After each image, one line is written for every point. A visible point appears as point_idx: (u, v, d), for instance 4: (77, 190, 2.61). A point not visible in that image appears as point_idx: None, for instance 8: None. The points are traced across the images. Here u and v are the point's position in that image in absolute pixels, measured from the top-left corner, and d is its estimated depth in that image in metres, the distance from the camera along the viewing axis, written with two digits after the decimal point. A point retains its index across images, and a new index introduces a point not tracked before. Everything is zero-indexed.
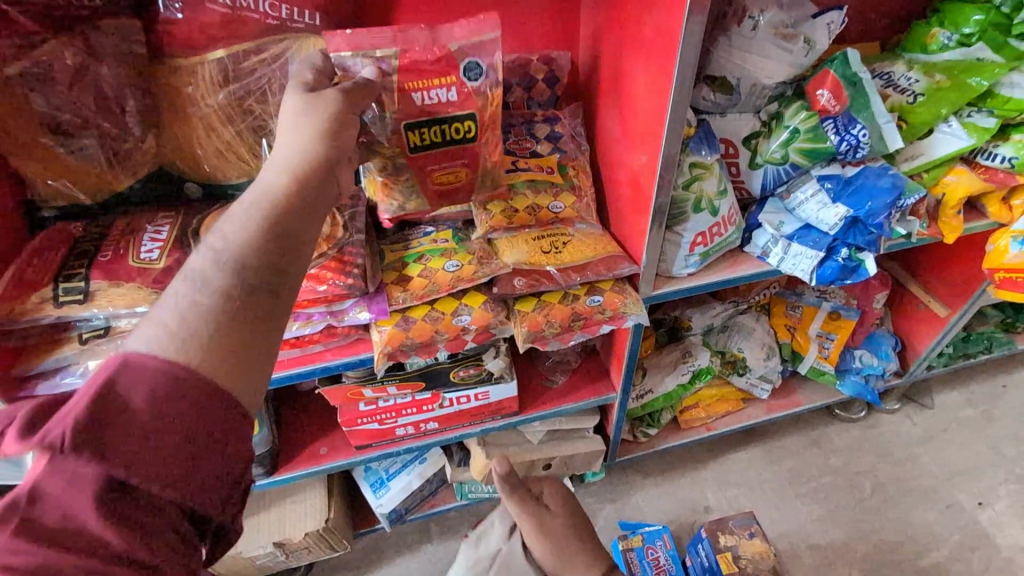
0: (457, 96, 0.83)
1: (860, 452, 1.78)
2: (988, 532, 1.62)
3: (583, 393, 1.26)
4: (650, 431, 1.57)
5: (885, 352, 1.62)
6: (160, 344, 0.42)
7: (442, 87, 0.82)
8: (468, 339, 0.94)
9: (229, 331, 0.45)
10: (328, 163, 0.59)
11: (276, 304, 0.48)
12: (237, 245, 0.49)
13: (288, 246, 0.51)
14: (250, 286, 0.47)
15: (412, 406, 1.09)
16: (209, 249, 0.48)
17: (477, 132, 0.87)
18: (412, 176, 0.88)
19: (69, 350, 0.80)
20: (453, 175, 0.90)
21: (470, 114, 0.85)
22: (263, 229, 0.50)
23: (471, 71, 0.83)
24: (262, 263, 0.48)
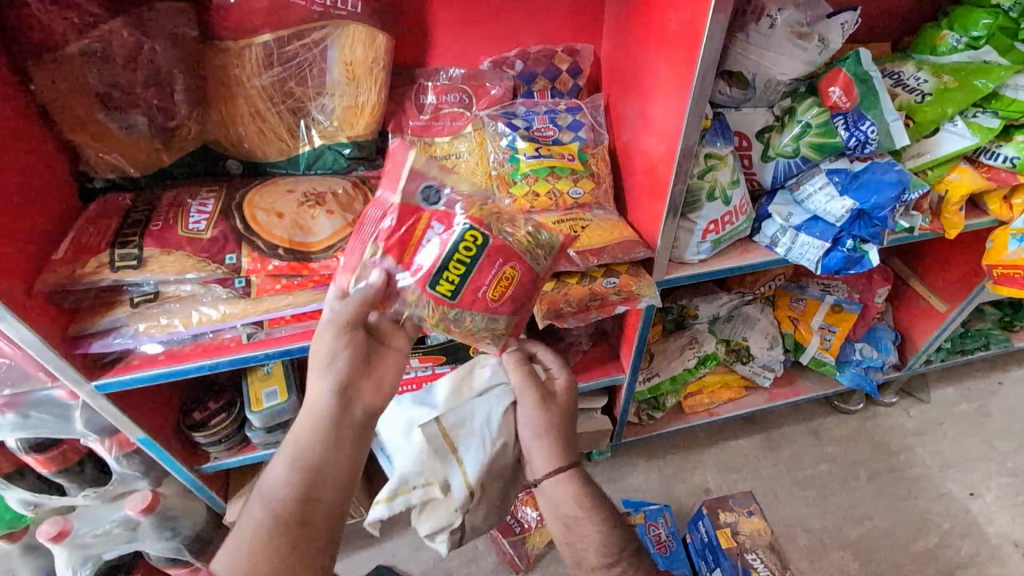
0: (441, 224, 0.80)
1: (857, 442, 1.84)
2: (977, 521, 1.68)
3: (594, 373, 1.32)
4: (655, 414, 1.63)
5: (884, 346, 1.67)
6: (234, 560, 0.69)
7: (424, 231, 0.81)
8: None
9: (270, 558, 0.70)
10: (345, 400, 0.78)
11: (305, 537, 0.72)
12: (281, 491, 0.73)
13: (312, 485, 0.74)
14: (291, 525, 0.72)
15: (431, 379, 1.16)
16: (265, 500, 0.73)
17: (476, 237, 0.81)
18: (475, 312, 0.82)
19: (121, 312, 0.85)
20: (504, 280, 0.82)
21: (465, 226, 0.80)
22: (294, 471, 0.74)
23: (429, 197, 0.82)
24: (299, 493, 0.73)
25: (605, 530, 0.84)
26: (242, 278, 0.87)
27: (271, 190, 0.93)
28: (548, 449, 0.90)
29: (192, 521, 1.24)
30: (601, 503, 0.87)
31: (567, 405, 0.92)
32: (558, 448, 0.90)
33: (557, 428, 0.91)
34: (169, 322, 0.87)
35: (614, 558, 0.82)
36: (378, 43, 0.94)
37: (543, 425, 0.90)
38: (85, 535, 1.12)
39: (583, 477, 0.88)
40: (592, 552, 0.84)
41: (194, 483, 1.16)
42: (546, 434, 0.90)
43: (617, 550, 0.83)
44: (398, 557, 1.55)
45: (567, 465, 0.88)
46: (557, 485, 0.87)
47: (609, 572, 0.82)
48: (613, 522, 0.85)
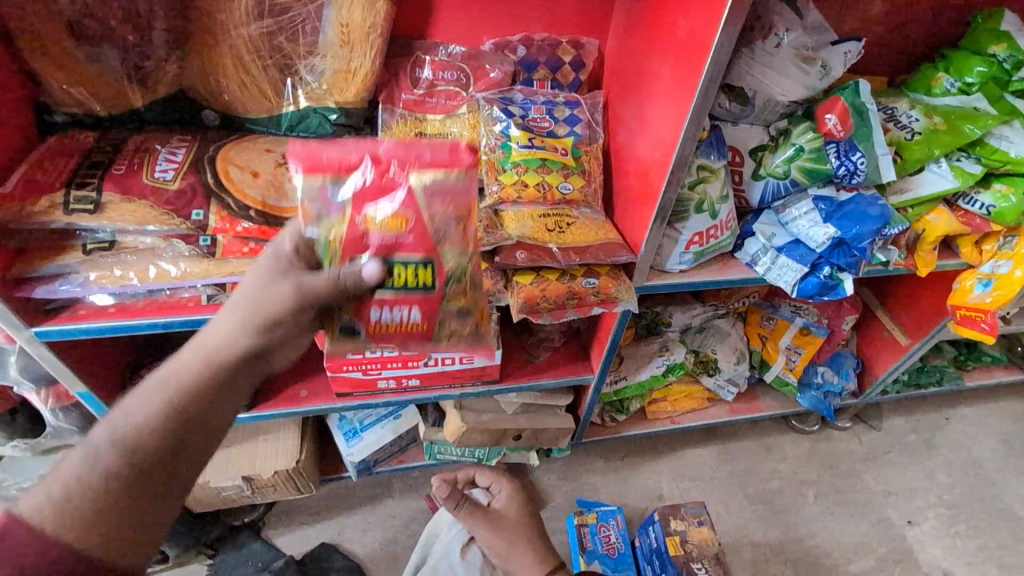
0: (418, 312, 0.75)
1: (808, 461, 1.90)
2: (912, 548, 1.75)
3: (562, 371, 1.32)
4: (618, 417, 1.64)
5: (845, 372, 1.71)
6: (51, 497, 0.50)
7: (403, 307, 0.73)
8: None
9: (106, 500, 0.52)
10: (261, 353, 0.63)
11: (163, 483, 0.55)
12: (138, 433, 0.55)
13: (180, 436, 0.56)
14: (109, 491, 0.52)
15: (398, 360, 1.15)
16: (100, 433, 0.54)
17: (434, 280, 0.73)
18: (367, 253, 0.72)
19: (72, 259, 0.80)
20: (399, 218, 0.71)
21: (428, 261, 0.73)
22: (165, 416, 0.56)
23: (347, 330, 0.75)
24: (157, 441, 0.55)
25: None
26: (207, 236, 0.83)
27: (249, 147, 0.88)
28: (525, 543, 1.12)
29: None
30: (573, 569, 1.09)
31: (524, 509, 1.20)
32: (526, 551, 1.11)
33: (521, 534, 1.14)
34: (124, 274, 0.82)
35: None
36: (378, 9, 0.89)
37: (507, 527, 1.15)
38: (10, 485, 1.10)
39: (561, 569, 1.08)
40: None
41: None
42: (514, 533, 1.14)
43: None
44: (345, 536, 1.56)
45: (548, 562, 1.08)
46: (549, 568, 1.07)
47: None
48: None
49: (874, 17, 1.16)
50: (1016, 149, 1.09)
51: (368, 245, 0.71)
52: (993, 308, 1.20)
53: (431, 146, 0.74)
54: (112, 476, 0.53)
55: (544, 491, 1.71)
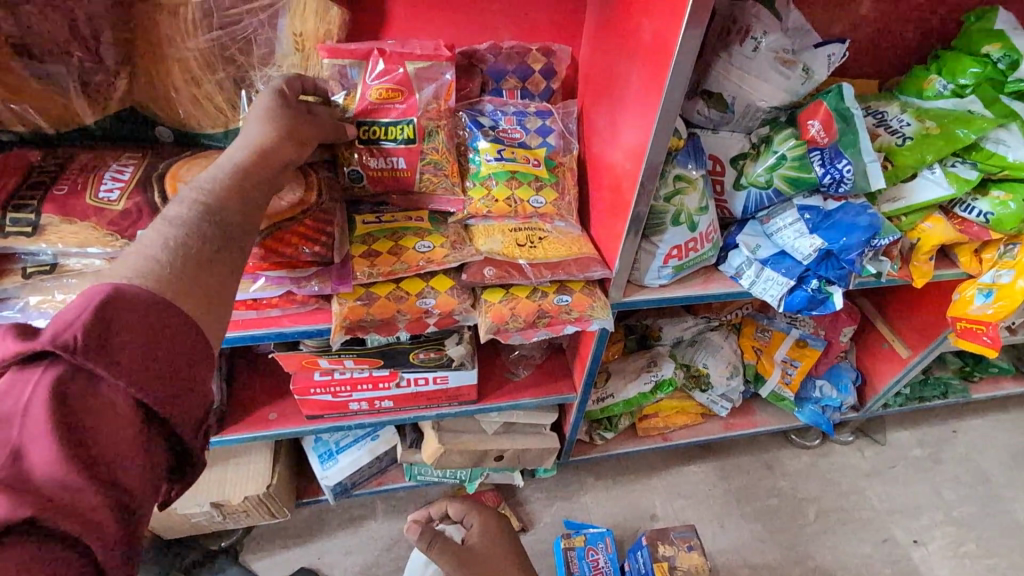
0: (406, 162, 0.91)
1: (807, 478, 1.84)
2: (918, 569, 1.68)
3: (544, 390, 1.27)
4: (607, 435, 1.58)
5: (844, 385, 1.65)
6: (145, 270, 0.47)
7: (393, 157, 0.91)
8: (429, 322, 0.92)
9: (190, 256, 0.50)
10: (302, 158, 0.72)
11: (227, 240, 0.54)
12: (219, 199, 0.57)
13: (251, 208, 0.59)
14: (200, 265, 0.50)
15: (368, 382, 1.10)
16: (179, 208, 0.54)
17: (416, 135, 0.90)
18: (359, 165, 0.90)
19: (9, 283, 0.76)
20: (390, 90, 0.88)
21: (410, 121, 0.90)
22: (209, 210, 0.55)
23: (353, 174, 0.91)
24: (229, 187, 0.58)
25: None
26: None
27: (200, 164, 0.84)
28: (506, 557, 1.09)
29: None
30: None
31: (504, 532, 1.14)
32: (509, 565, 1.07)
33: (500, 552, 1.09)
34: (64, 298, 0.78)
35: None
36: (331, 17, 0.88)
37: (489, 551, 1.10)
38: None
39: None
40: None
41: None
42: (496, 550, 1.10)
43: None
44: (327, 559, 1.52)
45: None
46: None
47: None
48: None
49: (861, 17, 1.11)
50: (1014, 153, 1.03)
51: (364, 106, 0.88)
52: (994, 319, 1.14)
53: (422, 43, 0.93)
54: (193, 235, 0.52)
55: (534, 512, 1.66)
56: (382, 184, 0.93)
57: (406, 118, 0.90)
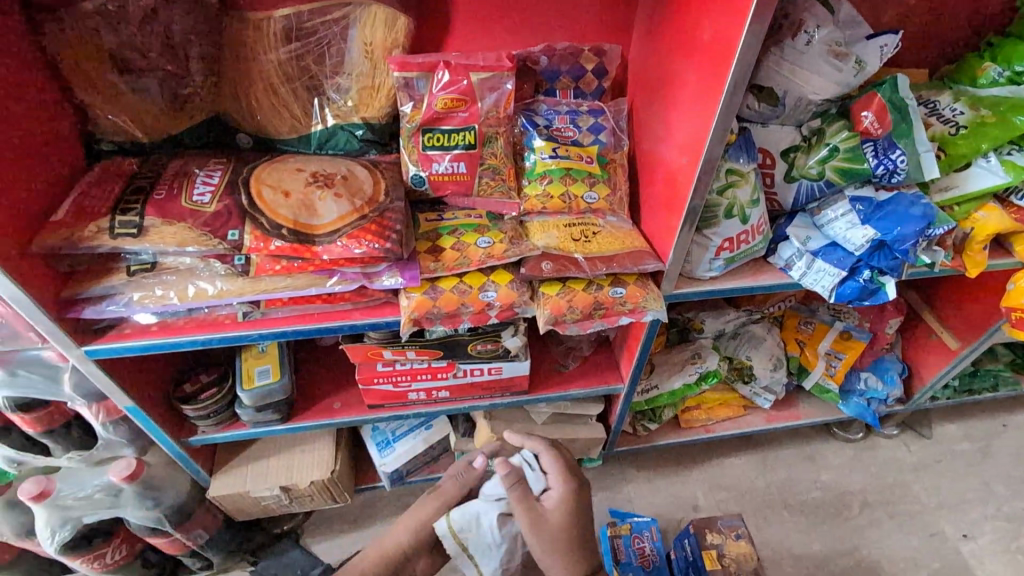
0: (465, 166, 0.97)
1: (852, 471, 1.84)
2: (968, 564, 1.66)
3: (592, 380, 1.31)
4: (650, 426, 1.61)
5: (891, 378, 1.64)
6: None
7: (455, 161, 0.97)
8: (491, 315, 0.96)
9: None
10: None
11: None
12: None
13: None
14: None
15: (427, 372, 1.16)
16: None
17: (475, 141, 0.97)
18: (421, 170, 0.97)
19: (116, 280, 0.83)
20: (454, 100, 0.95)
21: (471, 128, 0.97)
22: None
23: (416, 180, 0.97)
24: None
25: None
26: (242, 256, 0.85)
27: (281, 167, 0.91)
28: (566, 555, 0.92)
29: (174, 492, 1.28)
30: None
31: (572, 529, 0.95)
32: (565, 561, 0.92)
33: (559, 546, 0.92)
34: (163, 295, 0.85)
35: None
36: (399, 27, 0.91)
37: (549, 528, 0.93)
38: (67, 497, 1.16)
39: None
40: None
41: (180, 454, 1.18)
42: (552, 541, 0.92)
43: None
44: None
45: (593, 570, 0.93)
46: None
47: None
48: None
49: (912, 8, 1.12)
50: None
51: (430, 115, 0.95)
52: None
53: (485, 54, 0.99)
54: None
55: None
56: (445, 188, 0.98)
57: (467, 125, 0.97)
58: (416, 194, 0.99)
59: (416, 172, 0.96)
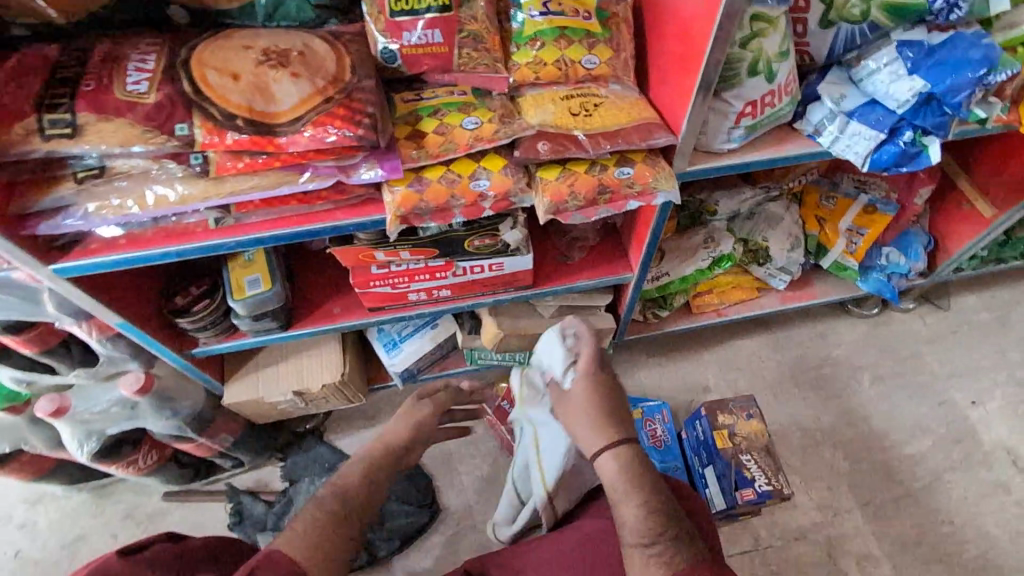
0: (442, 36, 0.83)
1: (865, 346, 1.83)
2: (975, 428, 1.69)
3: (599, 270, 1.25)
4: (661, 313, 1.57)
5: (914, 252, 1.56)
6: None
7: (428, 29, 0.83)
8: (486, 207, 0.88)
9: None
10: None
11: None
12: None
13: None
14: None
15: (425, 273, 1.10)
16: None
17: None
18: (393, 43, 0.83)
19: (66, 191, 0.76)
20: None
21: None
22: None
23: (389, 56, 0.83)
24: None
25: (648, 503, 0.87)
26: (198, 154, 0.76)
27: (225, 45, 0.77)
28: (587, 427, 0.96)
29: (191, 401, 1.29)
30: (647, 483, 0.90)
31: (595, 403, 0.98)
32: (587, 433, 0.96)
33: (581, 419, 0.97)
34: (122, 204, 0.77)
35: (653, 538, 0.83)
36: None
37: (571, 403, 1.00)
38: (83, 411, 1.18)
39: (625, 449, 0.93)
40: (629, 530, 0.86)
41: (185, 364, 1.17)
42: (573, 416, 0.99)
43: (654, 533, 0.84)
44: None
45: (612, 440, 0.93)
46: (606, 462, 0.92)
47: (645, 560, 0.82)
48: (654, 504, 0.87)
49: None
50: None
51: None
52: None
53: None
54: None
55: None
56: (421, 64, 0.85)
57: None
58: (390, 73, 0.86)
59: (386, 45, 0.82)
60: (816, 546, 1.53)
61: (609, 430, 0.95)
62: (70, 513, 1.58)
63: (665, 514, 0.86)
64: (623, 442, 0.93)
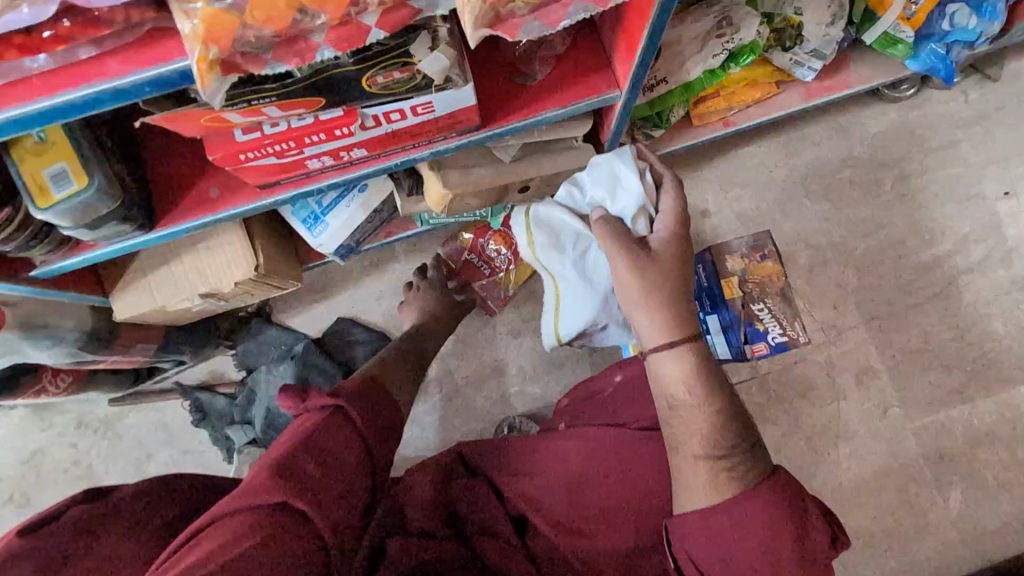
0: None
1: (892, 139, 1.53)
2: (1002, 223, 1.49)
3: (574, 91, 0.88)
4: (654, 134, 1.22)
5: (989, 8, 1.17)
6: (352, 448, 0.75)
7: None
8: (369, 22, 0.53)
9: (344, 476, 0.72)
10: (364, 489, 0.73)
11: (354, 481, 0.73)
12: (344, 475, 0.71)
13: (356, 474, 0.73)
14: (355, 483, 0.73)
15: (319, 131, 0.74)
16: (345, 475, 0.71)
17: None
18: None
19: None
20: None
21: None
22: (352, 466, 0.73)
23: None
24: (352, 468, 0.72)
25: (717, 415, 0.76)
26: None
27: None
28: (658, 313, 0.79)
29: (76, 320, 1.02)
30: (718, 384, 0.77)
31: (678, 283, 0.80)
32: (656, 322, 0.79)
33: (653, 305, 0.79)
34: None
35: (726, 451, 0.74)
36: None
37: (648, 285, 0.79)
38: None
39: (699, 346, 0.79)
40: (698, 440, 0.75)
41: (36, 292, 0.89)
42: (644, 295, 0.79)
43: (731, 445, 0.74)
44: (358, 308, 1.44)
45: (679, 338, 0.78)
46: (678, 363, 0.77)
47: (714, 474, 0.73)
48: (730, 412, 0.76)
49: None
50: None
51: None
52: None
53: None
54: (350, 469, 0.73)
55: None
56: None
57: None
58: None
59: None
60: (817, 368, 1.46)
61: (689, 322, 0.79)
62: (14, 430, 1.43)
63: (738, 423, 0.76)
64: (688, 341, 0.78)
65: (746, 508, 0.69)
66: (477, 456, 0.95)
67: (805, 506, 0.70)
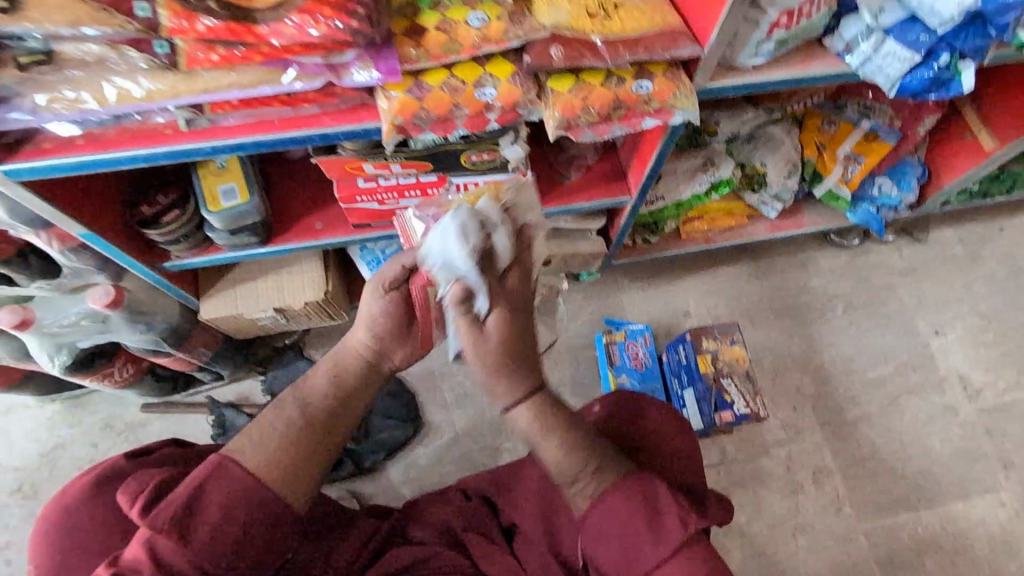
0: None
1: (841, 276, 1.86)
2: (933, 356, 1.78)
3: (597, 192, 1.19)
4: (651, 239, 1.56)
5: (907, 183, 1.55)
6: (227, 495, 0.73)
7: None
8: (491, 118, 0.81)
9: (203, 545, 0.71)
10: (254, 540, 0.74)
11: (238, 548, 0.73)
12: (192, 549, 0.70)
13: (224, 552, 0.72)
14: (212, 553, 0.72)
15: (416, 189, 1.02)
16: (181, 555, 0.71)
17: None
18: None
19: (7, 78, 0.67)
20: None
21: None
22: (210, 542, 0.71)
23: None
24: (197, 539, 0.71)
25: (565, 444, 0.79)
26: (163, 41, 0.68)
27: None
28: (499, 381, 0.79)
29: (166, 316, 1.21)
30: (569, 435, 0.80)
31: (496, 351, 0.78)
32: (496, 388, 0.80)
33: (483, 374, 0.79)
34: (76, 97, 0.69)
35: (574, 476, 0.79)
36: None
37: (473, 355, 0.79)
38: (52, 325, 1.08)
39: (542, 400, 0.80)
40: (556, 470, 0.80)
41: (158, 279, 1.10)
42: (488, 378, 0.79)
43: (575, 471, 0.79)
44: None
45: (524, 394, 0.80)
46: (525, 414, 0.80)
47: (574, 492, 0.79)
48: (575, 437, 0.80)
49: None
50: None
51: None
52: None
53: None
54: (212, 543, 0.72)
55: (575, 313, 1.73)
56: None
57: None
58: None
59: None
60: (778, 462, 1.64)
61: (506, 384, 0.79)
62: (42, 423, 1.53)
63: (583, 439, 0.80)
64: (533, 399, 0.80)
65: (609, 502, 0.76)
66: (478, 484, 1.04)
67: (658, 495, 0.76)
